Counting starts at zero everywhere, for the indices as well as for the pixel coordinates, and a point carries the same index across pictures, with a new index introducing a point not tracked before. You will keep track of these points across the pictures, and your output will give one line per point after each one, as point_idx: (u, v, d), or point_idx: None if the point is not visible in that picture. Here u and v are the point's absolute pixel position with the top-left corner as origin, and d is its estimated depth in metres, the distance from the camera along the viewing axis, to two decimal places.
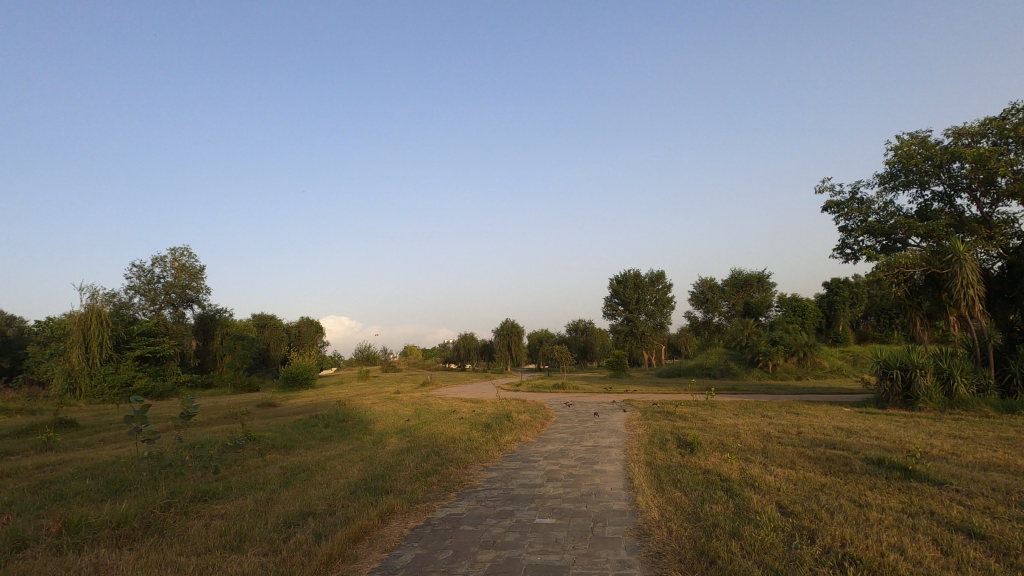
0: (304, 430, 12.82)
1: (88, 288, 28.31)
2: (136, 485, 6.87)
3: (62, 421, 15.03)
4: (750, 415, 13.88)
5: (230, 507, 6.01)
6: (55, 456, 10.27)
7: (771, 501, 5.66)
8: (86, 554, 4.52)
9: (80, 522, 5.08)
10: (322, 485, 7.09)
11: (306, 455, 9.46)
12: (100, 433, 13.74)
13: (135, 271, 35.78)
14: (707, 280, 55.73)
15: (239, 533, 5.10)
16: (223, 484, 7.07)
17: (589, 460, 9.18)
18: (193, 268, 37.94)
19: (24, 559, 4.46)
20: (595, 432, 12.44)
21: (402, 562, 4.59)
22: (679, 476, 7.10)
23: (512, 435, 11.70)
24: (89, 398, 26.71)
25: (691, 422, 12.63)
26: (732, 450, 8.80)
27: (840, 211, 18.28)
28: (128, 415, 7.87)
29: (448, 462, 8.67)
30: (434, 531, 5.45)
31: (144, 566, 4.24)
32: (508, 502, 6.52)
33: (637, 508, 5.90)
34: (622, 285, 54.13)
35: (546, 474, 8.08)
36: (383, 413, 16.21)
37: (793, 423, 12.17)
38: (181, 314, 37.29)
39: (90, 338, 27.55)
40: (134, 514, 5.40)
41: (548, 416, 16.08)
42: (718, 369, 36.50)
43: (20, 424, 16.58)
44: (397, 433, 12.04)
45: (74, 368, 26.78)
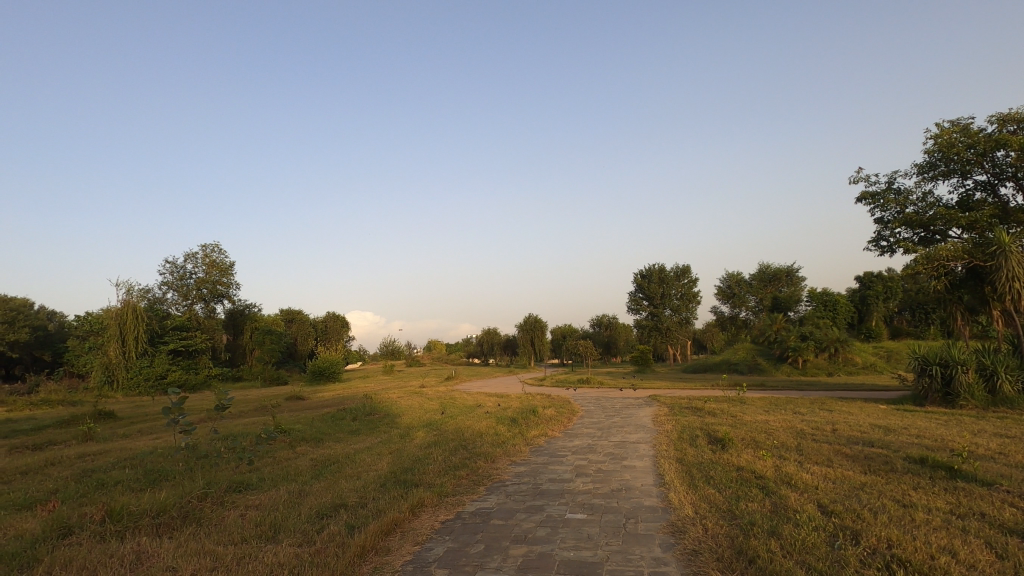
0: (332, 422, 12.99)
1: (125, 283, 29.14)
2: (173, 475, 7.04)
3: (101, 413, 15.52)
4: (781, 411, 13.60)
5: (264, 499, 6.09)
6: (96, 447, 10.58)
7: (810, 499, 5.49)
8: (129, 542, 4.62)
9: (122, 510, 5.19)
10: (352, 478, 7.16)
11: (335, 448, 9.56)
12: (138, 424, 14.15)
13: (168, 267, 36.67)
14: (734, 274, 54.86)
15: (273, 524, 5.16)
16: (256, 475, 7.19)
17: (617, 456, 9.08)
18: (223, 264, 38.72)
19: (70, 546, 4.59)
20: (622, 428, 12.35)
21: (435, 556, 4.57)
22: (711, 473, 6.96)
23: (538, 430, 11.64)
24: (126, 390, 27.59)
25: (720, 418, 12.43)
26: (765, 447, 8.61)
27: (875, 202, 17.68)
28: (165, 406, 8.06)
29: (477, 456, 8.67)
30: (465, 524, 5.44)
31: (184, 555, 4.31)
32: (538, 496, 6.50)
33: (670, 505, 5.79)
34: (647, 280, 53.63)
35: (575, 469, 8.03)
36: (409, 407, 16.38)
37: (827, 420, 11.86)
38: (212, 309, 38.14)
39: (126, 332, 28.38)
40: (172, 504, 5.51)
41: (575, 411, 16.07)
42: (746, 365, 35.96)
43: (61, 415, 17.14)
44: (424, 427, 12.11)
45: (112, 361, 27.66)
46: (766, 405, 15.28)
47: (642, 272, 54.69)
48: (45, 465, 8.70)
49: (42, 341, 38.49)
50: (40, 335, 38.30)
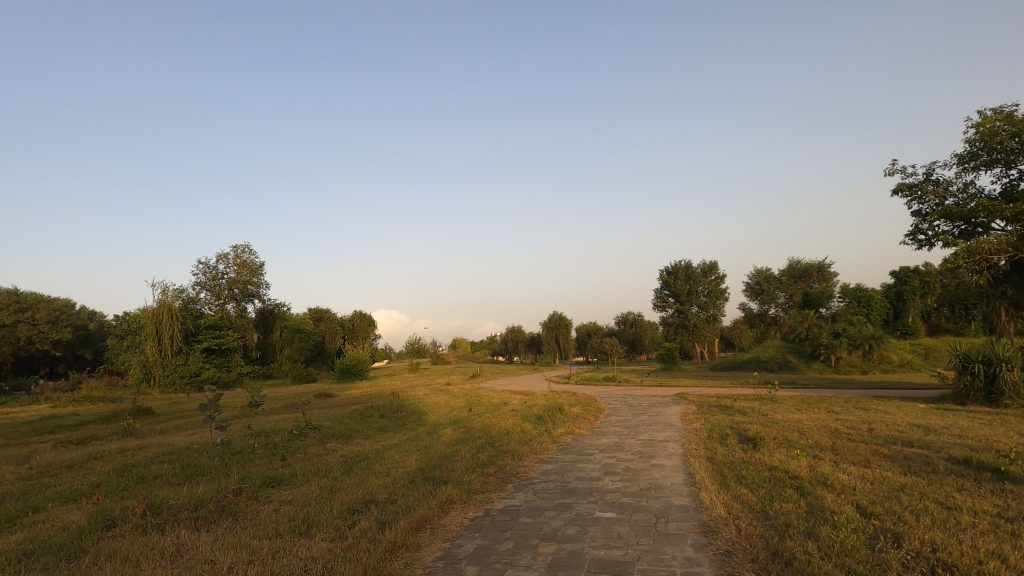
0: (360, 420, 13.14)
1: (160, 283, 30.05)
2: (209, 470, 7.23)
3: (140, 409, 16.07)
4: (814, 410, 13.29)
5: (296, 494, 6.19)
6: (136, 442, 10.92)
7: (847, 501, 5.34)
8: (169, 534, 4.76)
9: (162, 504, 5.35)
10: (381, 474, 7.24)
11: (364, 445, 9.69)
12: (175, 420, 14.62)
13: (201, 267, 37.59)
14: (763, 270, 53.77)
15: (306, 519, 5.24)
16: (288, 471, 7.33)
17: (646, 454, 9.00)
18: (253, 264, 39.57)
19: (114, 537, 4.75)
20: (650, 426, 12.24)
21: (465, 552, 4.59)
22: (744, 473, 6.82)
23: (565, 428, 11.57)
24: (163, 387, 28.49)
25: (751, 417, 12.21)
26: (799, 446, 8.40)
27: (912, 194, 17.10)
28: (202, 403, 8.30)
29: (504, 454, 8.68)
30: (494, 521, 5.45)
31: (221, 547, 4.41)
32: (566, 494, 6.47)
33: (702, 505, 5.71)
34: (673, 277, 52.95)
35: (603, 467, 7.98)
36: (436, 404, 16.52)
37: (862, 419, 11.56)
38: (243, 308, 39.02)
39: (162, 331, 29.28)
40: (209, 498, 5.65)
41: (601, 408, 15.98)
42: (776, 362, 35.30)
43: (102, 411, 17.78)
44: (451, 424, 12.21)
45: (149, 359, 28.59)
46: (798, 404, 14.96)
47: (668, 269, 54.03)
48: (88, 460, 9.02)
49: (83, 340, 39.94)
50: (82, 334, 39.77)
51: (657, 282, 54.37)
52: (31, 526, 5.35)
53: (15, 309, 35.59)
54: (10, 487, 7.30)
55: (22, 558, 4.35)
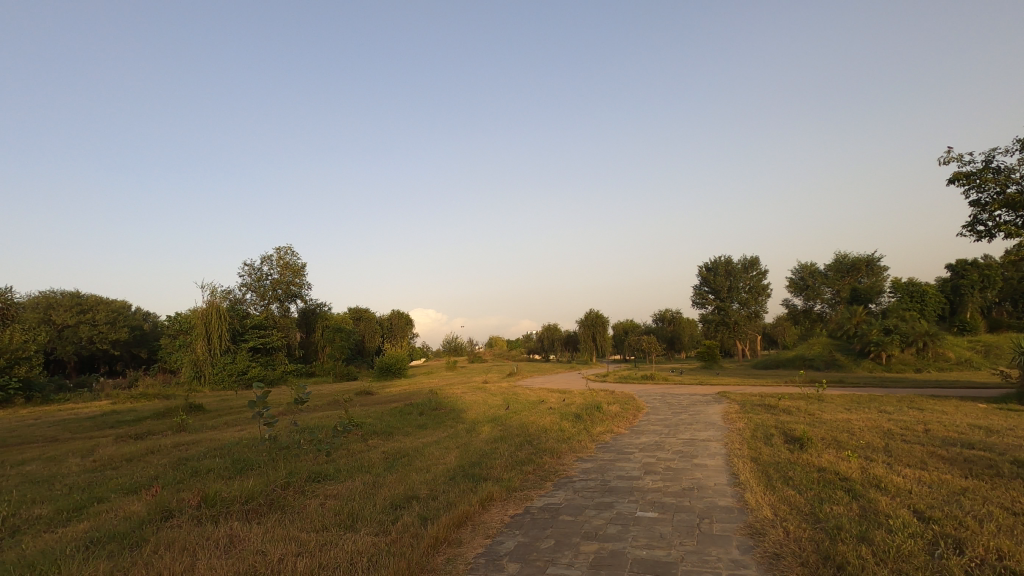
0: (400, 417, 13.38)
1: (209, 285, 31.31)
2: (258, 464, 7.49)
3: (192, 406, 16.76)
4: (865, 410, 12.77)
5: (341, 489, 6.36)
6: (189, 437, 11.41)
7: (903, 504, 5.12)
8: (222, 526, 4.95)
9: (215, 497, 5.57)
10: (423, 470, 7.36)
11: (405, 441, 9.85)
12: (225, 416, 15.22)
13: (247, 269, 38.90)
14: (808, 265, 52.01)
15: (351, 513, 5.38)
16: (333, 467, 7.51)
17: (687, 453, 8.83)
18: (296, 266, 40.67)
19: (172, 528, 4.97)
20: (691, 425, 12.01)
21: (506, 549, 4.61)
22: (791, 473, 6.62)
23: (604, 427, 11.46)
24: (213, 384, 29.72)
25: (797, 416, 11.83)
26: (850, 447, 8.08)
27: (970, 182, 16.18)
28: (251, 400, 8.62)
29: (543, 452, 8.66)
30: (535, 519, 5.46)
31: (272, 540, 4.57)
32: (606, 493, 6.42)
33: (747, 506, 5.57)
34: (712, 273, 51.85)
35: (643, 467, 7.87)
36: (475, 402, 16.69)
37: (917, 419, 11.05)
38: (287, 309, 40.16)
39: (211, 331, 30.52)
40: (259, 492, 5.86)
41: (640, 407, 15.76)
42: (822, 360, 34.13)
43: (157, 408, 18.60)
44: (490, 422, 12.30)
45: (200, 358, 29.88)
46: (847, 403, 14.43)
47: (708, 265, 52.97)
48: (145, 454, 9.47)
49: (139, 339, 41.98)
50: (138, 334, 41.79)
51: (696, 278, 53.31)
52: (97, 515, 5.67)
53: (77, 311, 37.68)
54: (77, 478, 7.73)
55: (90, 545, 4.61)
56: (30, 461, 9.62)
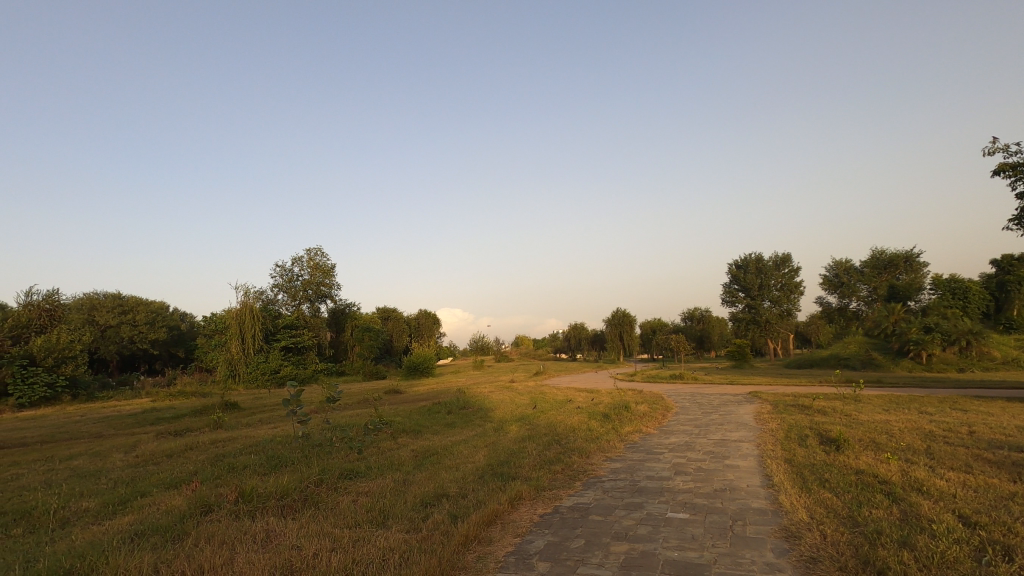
0: (429, 415, 13.51)
1: (242, 286, 32.15)
2: (292, 461, 7.66)
3: (228, 403, 17.25)
4: (904, 411, 12.34)
5: (373, 486, 6.46)
6: (226, 434, 11.76)
7: (947, 508, 4.95)
8: (259, 521, 5.08)
9: (252, 492, 5.73)
10: (452, 469, 7.42)
11: (433, 440, 9.96)
12: (259, 414, 15.61)
13: (278, 270, 39.78)
14: (843, 262, 50.64)
15: (382, 510, 5.45)
16: (364, 464, 7.64)
17: (719, 454, 8.68)
18: (326, 266, 41.36)
19: (212, 522, 5.13)
20: (722, 425, 11.81)
21: (536, 548, 4.61)
22: (827, 476, 6.46)
23: (633, 427, 11.38)
24: (247, 382, 30.53)
25: (833, 417, 11.52)
26: (889, 449, 7.84)
27: (1017, 174, 15.48)
28: (286, 398, 8.84)
29: (572, 451, 8.65)
30: (564, 518, 5.45)
31: (306, 535, 4.66)
32: (637, 493, 6.37)
33: (781, 508, 5.45)
34: (742, 271, 50.94)
35: (673, 467, 7.77)
36: (503, 401, 16.74)
37: (961, 421, 10.66)
38: (317, 309, 40.90)
39: (245, 331, 31.35)
40: (293, 488, 6.00)
41: (669, 407, 15.59)
42: (858, 360, 33.16)
43: (195, 405, 19.15)
44: (517, 421, 12.34)
45: (234, 357, 30.73)
46: (886, 404, 14.00)
47: (738, 262, 52.07)
48: (185, 449, 9.79)
49: (177, 339, 43.41)
50: (176, 334, 43.22)
51: (726, 276, 52.42)
52: (141, 508, 5.90)
53: (119, 312, 39.16)
54: (121, 473, 8.04)
55: (135, 537, 4.79)
56: (77, 456, 10.02)
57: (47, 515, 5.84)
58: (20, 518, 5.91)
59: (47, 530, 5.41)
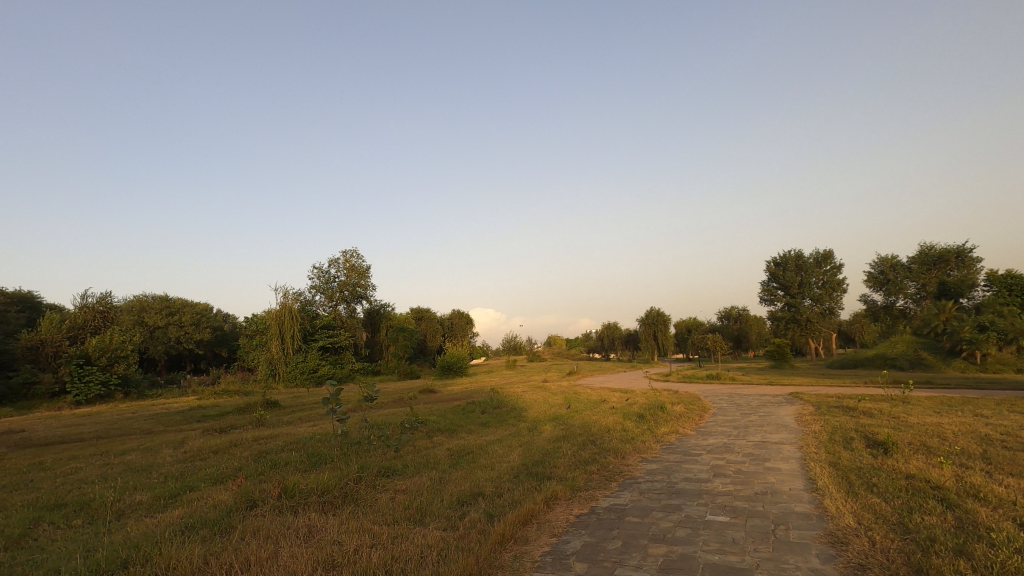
0: (464, 415, 13.61)
1: (281, 287, 33.04)
2: (331, 459, 7.84)
3: (269, 401, 17.78)
4: (957, 413, 11.78)
5: (410, 484, 6.54)
6: (268, 431, 12.13)
7: (1007, 516, 4.70)
8: (301, 516, 5.22)
9: (295, 488, 5.89)
10: (487, 468, 7.44)
11: (468, 439, 10.04)
12: (299, 412, 16.04)
13: (316, 271, 40.70)
14: (888, 258, 48.77)
15: (420, 508, 5.53)
16: (401, 462, 7.76)
17: (759, 456, 8.47)
18: (361, 268, 42.08)
19: (257, 516, 5.31)
20: (762, 426, 11.53)
21: (573, 549, 4.59)
22: (875, 480, 6.22)
23: (668, 427, 11.22)
24: (287, 381, 31.40)
25: (879, 419, 11.09)
26: (941, 453, 7.50)
27: None
28: (326, 397, 9.06)
29: (607, 452, 8.59)
30: (600, 519, 5.41)
31: (347, 531, 4.77)
32: (674, 495, 6.28)
33: (826, 512, 5.29)
34: (781, 268, 49.58)
35: (712, 469, 7.61)
36: (537, 401, 16.74)
37: (1020, 423, 10.12)
38: (353, 309, 41.69)
39: (284, 332, 32.25)
40: (334, 484, 6.14)
41: (707, 407, 15.33)
42: (906, 360, 31.86)
43: (237, 403, 19.84)
44: (552, 421, 12.33)
45: (274, 357, 31.66)
46: (938, 406, 13.39)
47: (777, 260, 50.72)
48: (229, 446, 10.14)
49: (220, 339, 45.02)
50: (219, 334, 44.83)
51: (764, 274, 51.13)
52: (189, 502, 6.14)
53: (166, 313, 40.79)
54: (171, 468, 8.39)
55: (185, 530, 4.98)
56: (130, 451, 10.50)
57: (104, 507, 6.14)
58: (80, 509, 6.22)
59: (103, 521, 5.69)
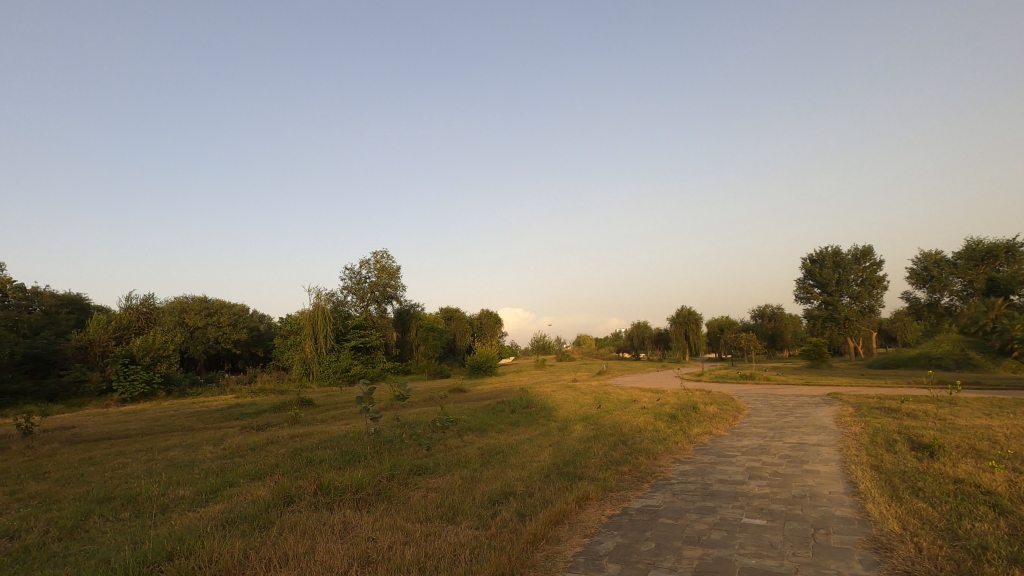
0: (494, 414, 13.63)
1: (315, 289, 33.75)
2: (364, 456, 7.98)
3: (304, 400, 18.16)
4: (1009, 416, 11.21)
5: (442, 483, 6.59)
6: (302, 429, 12.41)
7: None
8: (337, 513, 5.32)
9: (330, 485, 6.02)
10: (517, 467, 7.44)
11: (498, 439, 10.07)
12: (332, 411, 16.35)
13: (348, 272, 41.41)
14: (932, 253, 46.91)
15: (451, 506, 5.57)
16: (432, 461, 7.82)
17: (797, 458, 8.24)
18: (392, 269, 42.63)
19: (294, 512, 5.43)
20: (799, 428, 11.21)
21: (605, 550, 4.56)
22: (920, 484, 5.99)
23: (701, 428, 11.03)
24: (320, 380, 32.07)
25: (925, 421, 10.65)
26: (992, 457, 7.16)
27: None
28: (359, 395, 9.20)
29: (639, 453, 8.48)
30: (633, 520, 5.35)
31: (381, 527, 4.85)
32: (708, 497, 6.16)
33: (869, 517, 5.12)
34: (818, 265, 48.21)
35: (748, 471, 7.45)
36: (566, 400, 16.67)
37: None
38: (384, 310, 42.25)
39: (318, 332, 32.95)
40: (368, 482, 6.24)
41: (741, 408, 14.99)
42: (951, 360, 30.57)
43: (273, 402, 20.36)
44: (582, 421, 12.26)
45: (308, 356, 32.36)
46: (988, 408, 12.80)
47: (812, 257, 49.34)
48: (266, 443, 10.40)
49: (257, 339, 46.28)
50: (256, 335, 46.10)
51: (799, 272, 49.80)
52: (230, 497, 6.33)
53: (205, 314, 42.12)
54: (211, 464, 8.67)
55: (226, 524, 5.13)
56: (173, 447, 10.89)
57: (150, 501, 6.38)
58: (128, 502, 6.49)
59: (149, 515, 5.91)
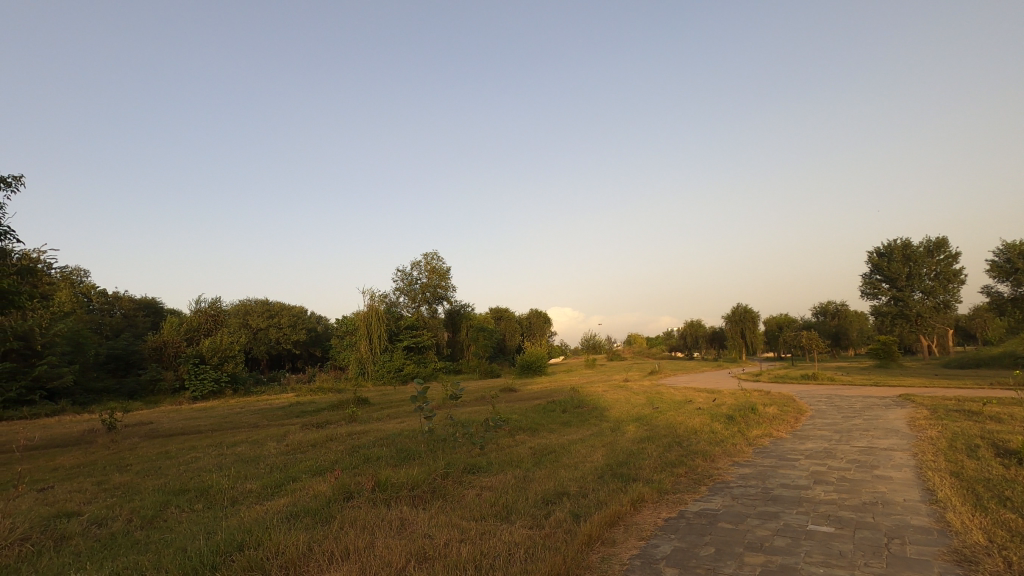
0: (545, 414, 13.60)
1: (369, 290, 34.65)
2: (419, 454, 8.14)
3: (359, 398, 18.71)
4: None
5: (495, 481, 6.64)
6: (359, 427, 12.80)
7: None
8: (394, 509, 5.45)
9: (387, 482, 6.17)
10: (570, 468, 7.40)
11: (550, 438, 10.05)
12: (387, 409, 16.78)
13: (400, 274, 42.39)
14: (1016, 244, 43.51)
15: (506, 505, 5.60)
16: (485, 459, 7.89)
17: (867, 463, 7.79)
18: (442, 269, 43.32)
19: (354, 507, 5.60)
20: (868, 431, 10.62)
21: (662, 553, 4.46)
22: (1008, 494, 5.52)
23: (761, 430, 10.61)
24: (375, 380, 33.01)
25: (1011, 426, 9.86)
26: None
27: None
28: (414, 394, 9.40)
29: (694, 454, 8.26)
30: (691, 524, 5.22)
31: (437, 524, 4.93)
32: (771, 502, 5.92)
33: (950, 528, 4.78)
34: (885, 259, 45.58)
35: (812, 475, 7.11)
36: (618, 401, 16.44)
37: None
38: (434, 310, 42.93)
39: (372, 332, 33.87)
40: (423, 480, 6.36)
41: (804, 409, 14.33)
42: None
43: (331, 399, 21.09)
44: (635, 421, 12.05)
45: (363, 356, 33.34)
46: None
47: (879, 251, 46.67)
48: (326, 440, 10.80)
49: (314, 339, 48.05)
50: (313, 335, 47.90)
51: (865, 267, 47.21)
52: (294, 492, 6.61)
53: (267, 315, 44.07)
54: (276, 459, 9.07)
55: (290, 517, 5.35)
56: (241, 443, 11.47)
57: (221, 494, 6.73)
58: (201, 494, 6.88)
59: (221, 506, 6.25)
